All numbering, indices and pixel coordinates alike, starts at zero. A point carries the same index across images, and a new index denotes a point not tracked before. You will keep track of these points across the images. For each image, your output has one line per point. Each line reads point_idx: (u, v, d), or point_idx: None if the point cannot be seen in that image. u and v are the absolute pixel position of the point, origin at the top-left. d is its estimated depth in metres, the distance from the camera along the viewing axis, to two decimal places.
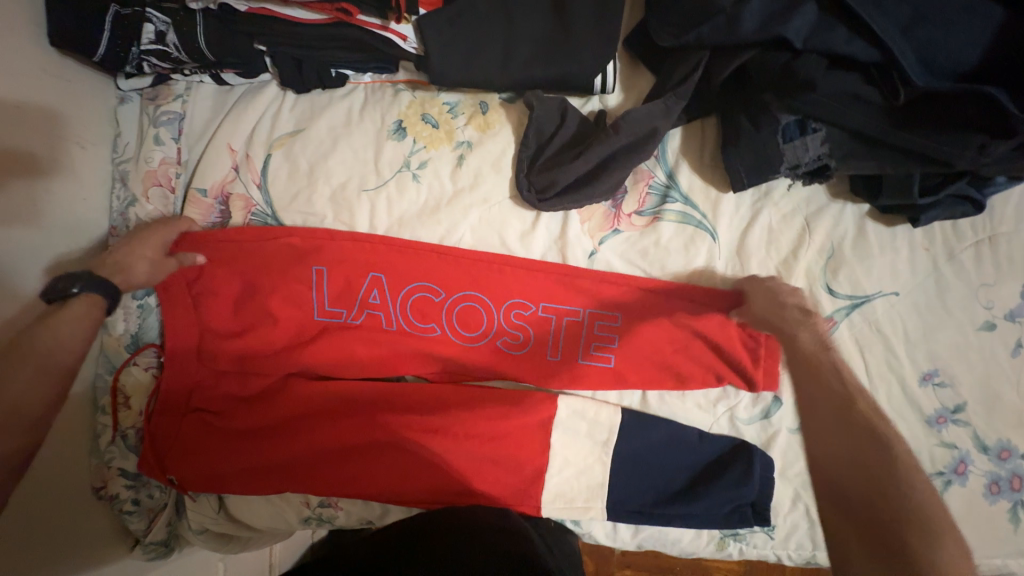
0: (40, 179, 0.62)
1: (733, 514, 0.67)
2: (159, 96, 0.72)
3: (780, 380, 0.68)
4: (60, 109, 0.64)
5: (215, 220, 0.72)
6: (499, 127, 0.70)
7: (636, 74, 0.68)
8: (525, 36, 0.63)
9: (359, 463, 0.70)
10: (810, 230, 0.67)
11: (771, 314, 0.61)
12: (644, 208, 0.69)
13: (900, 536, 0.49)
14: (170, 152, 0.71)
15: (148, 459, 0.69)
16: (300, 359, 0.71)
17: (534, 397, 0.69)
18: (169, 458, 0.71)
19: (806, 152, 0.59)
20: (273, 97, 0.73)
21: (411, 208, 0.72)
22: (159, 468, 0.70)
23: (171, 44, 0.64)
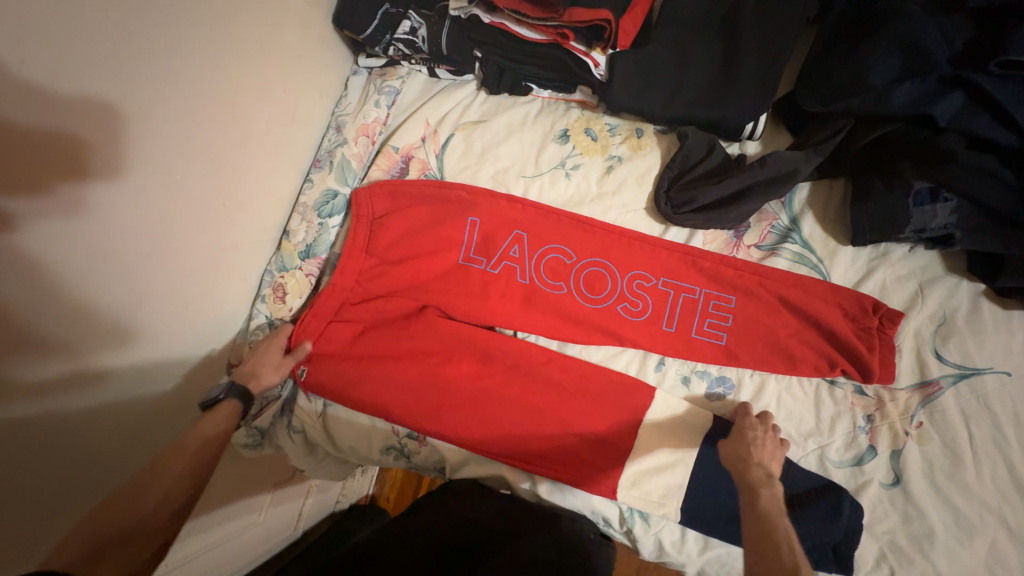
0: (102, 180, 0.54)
1: (813, 553, 0.67)
2: (387, 74, 0.91)
3: (877, 430, 0.69)
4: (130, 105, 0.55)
5: (395, 173, 0.88)
6: (650, 150, 0.83)
7: (777, 133, 0.80)
8: (692, 83, 0.77)
9: (463, 399, 0.78)
10: (923, 295, 0.72)
11: (743, 462, 0.67)
12: (762, 243, 0.78)
13: None
14: (381, 115, 0.89)
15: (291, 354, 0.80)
16: (436, 296, 0.82)
17: (631, 383, 0.76)
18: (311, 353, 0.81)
19: (933, 219, 0.66)
20: (469, 93, 0.91)
21: (557, 198, 0.84)
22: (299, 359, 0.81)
23: (420, 37, 0.84)
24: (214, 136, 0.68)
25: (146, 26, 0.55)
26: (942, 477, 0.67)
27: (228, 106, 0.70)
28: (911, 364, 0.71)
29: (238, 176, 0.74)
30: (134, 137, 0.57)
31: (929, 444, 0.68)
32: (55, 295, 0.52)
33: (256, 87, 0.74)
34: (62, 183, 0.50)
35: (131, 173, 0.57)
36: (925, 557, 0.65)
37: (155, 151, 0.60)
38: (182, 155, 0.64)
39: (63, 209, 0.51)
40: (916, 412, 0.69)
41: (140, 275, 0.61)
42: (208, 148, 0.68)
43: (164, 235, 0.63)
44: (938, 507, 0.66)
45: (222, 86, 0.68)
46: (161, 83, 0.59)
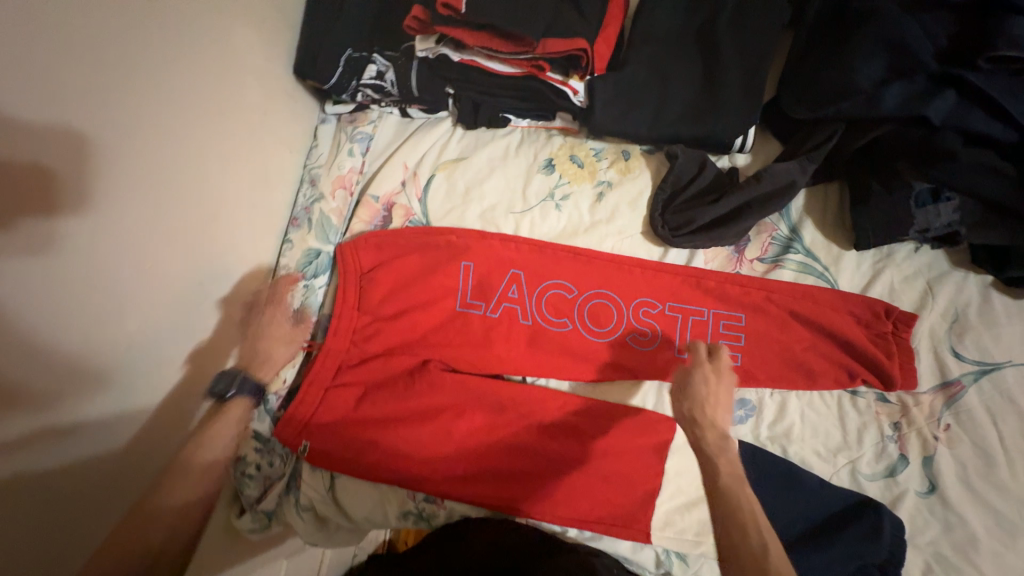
0: (61, 235, 0.49)
1: (859, 574, 0.64)
2: (357, 120, 0.87)
3: (905, 438, 0.68)
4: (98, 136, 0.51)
5: (378, 222, 0.84)
6: (639, 172, 0.80)
7: (766, 142, 0.78)
8: (676, 101, 0.75)
9: (478, 456, 0.74)
10: (933, 293, 0.71)
11: (697, 427, 0.61)
12: (765, 256, 0.76)
13: None
14: (357, 164, 0.86)
15: (290, 426, 0.76)
16: (438, 349, 0.79)
17: (652, 417, 0.73)
18: (312, 422, 0.77)
19: (937, 218, 0.64)
20: (445, 131, 0.87)
21: (550, 232, 0.81)
22: (299, 430, 0.76)
23: (388, 80, 0.80)
24: (173, 218, 0.63)
25: (99, 119, 0.51)
26: (977, 478, 0.65)
27: (187, 183, 0.64)
28: (931, 365, 0.69)
29: (210, 252, 0.70)
30: (87, 244, 0.52)
31: (960, 445, 0.66)
32: (47, 376, 0.50)
33: (218, 156, 0.69)
34: (15, 303, 0.45)
35: (95, 275, 0.53)
36: (972, 565, 0.63)
37: (122, 247, 0.56)
38: (142, 247, 0.58)
39: (27, 252, 0.46)
40: (943, 415, 0.68)
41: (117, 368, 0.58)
42: (168, 232, 0.62)
43: (134, 330, 0.59)
44: (978, 511, 0.64)
45: (178, 163, 0.62)
46: (110, 179, 0.53)
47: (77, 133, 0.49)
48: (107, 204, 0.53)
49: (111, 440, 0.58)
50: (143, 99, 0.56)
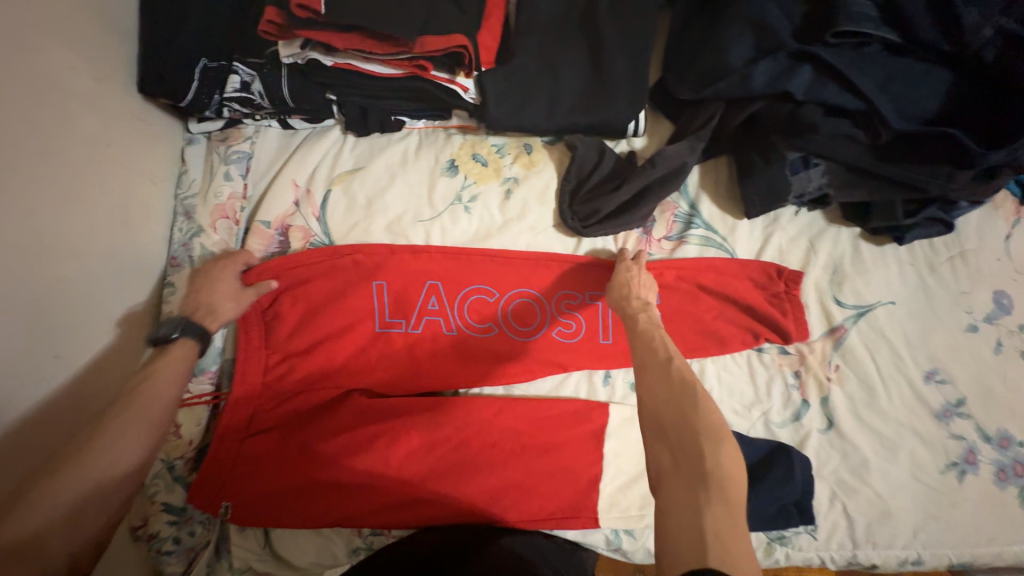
0: None
1: (780, 513, 0.72)
2: (229, 137, 0.78)
3: (805, 383, 0.75)
4: None
5: (275, 247, 0.76)
6: (543, 164, 0.79)
7: (658, 124, 0.80)
8: (568, 91, 0.74)
9: (419, 480, 0.71)
10: (815, 250, 0.78)
11: (624, 298, 0.69)
12: (671, 234, 0.79)
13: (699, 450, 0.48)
14: (237, 188, 0.76)
15: (203, 490, 0.68)
16: (361, 376, 0.75)
17: (587, 407, 0.75)
18: (229, 481, 0.69)
19: (810, 183, 0.71)
20: (335, 140, 0.80)
21: (463, 236, 0.78)
22: (217, 492, 0.69)
23: (256, 92, 0.72)
24: (8, 291, 0.53)
25: None
26: (863, 408, 0.74)
27: (16, 246, 0.55)
28: (819, 314, 0.77)
29: (64, 317, 0.61)
30: None
31: (848, 382, 0.75)
32: None
33: (51, 205, 0.59)
34: None
35: None
36: (865, 482, 0.72)
37: None
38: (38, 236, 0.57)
39: None
40: (833, 357, 0.76)
41: None
42: (4, 306, 0.53)
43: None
44: (866, 436, 0.73)
45: (19, 202, 0.55)
46: None
47: None
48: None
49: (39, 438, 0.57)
50: None
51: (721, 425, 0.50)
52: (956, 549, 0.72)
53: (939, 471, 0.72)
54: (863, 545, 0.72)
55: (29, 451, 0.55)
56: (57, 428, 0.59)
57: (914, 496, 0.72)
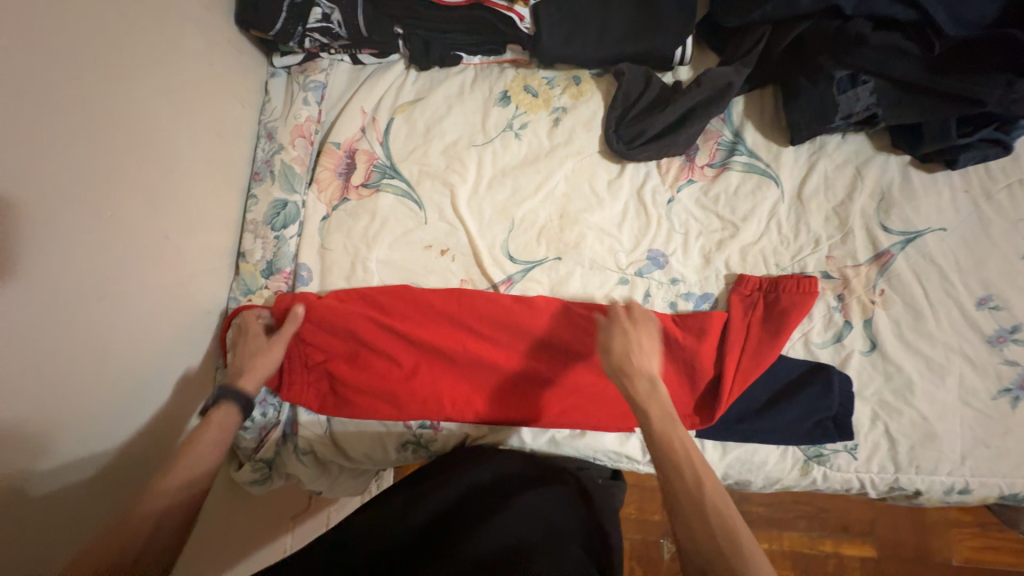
0: (54, 145, 0.54)
1: (817, 429, 0.72)
2: (308, 70, 0.87)
3: (849, 306, 0.75)
4: (86, 59, 0.58)
5: (342, 170, 0.85)
6: (591, 94, 0.84)
7: (704, 56, 0.83)
8: (617, 19, 0.79)
9: (482, 391, 0.76)
10: (862, 176, 0.78)
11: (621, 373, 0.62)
12: (714, 160, 0.82)
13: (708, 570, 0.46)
14: (314, 112, 0.85)
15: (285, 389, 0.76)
16: (403, 316, 0.77)
17: (630, 315, 0.78)
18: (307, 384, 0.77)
19: (857, 102, 0.71)
20: (399, 74, 0.88)
21: (513, 159, 0.84)
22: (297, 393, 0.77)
23: (335, 22, 0.80)
24: (132, 170, 0.64)
25: (95, 39, 0.59)
26: (910, 331, 0.74)
27: (139, 133, 0.65)
28: (865, 240, 0.77)
29: (176, 205, 0.71)
30: (87, 155, 0.58)
31: (894, 306, 0.75)
32: (70, 281, 0.56)
33: (169, 108, 0.69)
34: (38, 201, 0.52)
35: (83, 196, 0.57)
36: (909, 404, 0.72)
37: (99, 182, 0.59)
38: (155, 128, 0.67)
39: (51, 154, 0.54)
40: (878, 282, 0.76)
41: (102, 308, 0.60)
42: (128, 180, 0.63)
43: (119, 270, 0.62)
44: (912, 359, 0.73)
45: (143, 99, 0.65)
46: (105, 93, 0.60)
47: (58, 64, 0.54)
48: (64, 152, 0.55)
49: (142, 304, 0.65)
50: (72, 50, 0.56)
51: (723, 496, 0.50)
52: (1008, 477, 0.70)
53: (991, 396, 0.71)
54: (905, 468, 0.72)
55: (133, 326, 0.64)
56: (140, 351, 0.65)
57: (963, 421, 0.71)
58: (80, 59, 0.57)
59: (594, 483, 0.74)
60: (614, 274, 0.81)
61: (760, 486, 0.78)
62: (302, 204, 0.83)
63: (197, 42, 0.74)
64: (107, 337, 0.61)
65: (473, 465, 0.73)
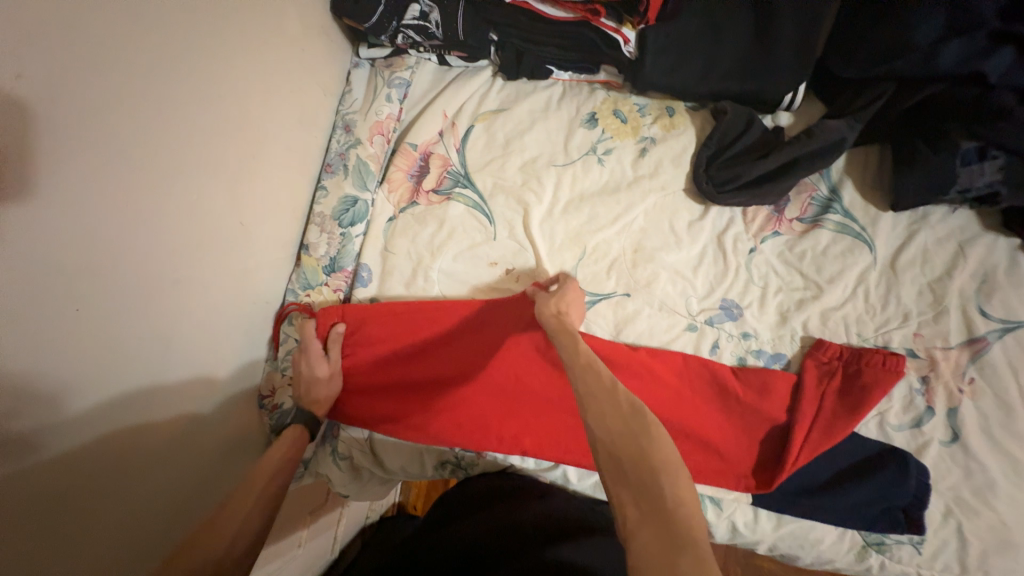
0: (148, 125, 0.53)
1: (882, 517, 0.68)
2: (394, 65, 0.85)
3: (933, 390, 0.71)
4: (185, 39, 0.56)
5: (414, 173, 0.83)
6: (683, 128, 0.80)
7: (809, 103, 0.79)
8: (726, 55, 0.74)
9: (527, 422, 0.73)
10: (964, 254, 0.73)
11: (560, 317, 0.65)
12: (804, 216, 0.78)
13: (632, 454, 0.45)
14: (394, 110, 0.83)
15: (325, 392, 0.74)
16: (453, 331, 0.75)
17: (696, 365, 0.74)
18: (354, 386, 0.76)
19: (980, 177, 0.66)
20: (485, 81, 0.85)
21: (592, 185, 0.80)
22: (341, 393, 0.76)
23: (433, 22, 0.78)
24: (218, 154, 0.63)
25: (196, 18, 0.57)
26: (997, 428, 0.69)
27: (230, 118, 0.64)
28: (959, 322, 0.72)
29: (250, 191, 0.69)
30: (177, 137, 0.57)
31: (983, 398, 0.70)
32: (147, 265, 0.54)
33: (257, 95, 0.68)
34: (124, 182, 0.51)
35: (168, 180, 0.56)
36: (986, 505, 0.67)
37: (185, 166, 0.58)
38: (243, 113, 0.66)
39: (145, 135, 0.53)
40: (968, 368, 0.71)
41: (172, 292, 0.58)
42: (213, 165, 0.62)
43: (193, 255, 0.61)
44: (997, 458, 0.68)
45: (237, 84, 0.65)
46: (201, 76, 0.59)
47: (158, 43, 0.53)
48: (156, 134, 0.54)
49: (208, 290, 0.64)
50: (175, 30, 0.55)
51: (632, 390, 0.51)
52: None
53: None
54: (973, 572, 0.67)
55: (198, 314, 0.63)
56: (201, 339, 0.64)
57: None
58: (179, 40, 0.55)
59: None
60: (683, 320, 0.77)
61: (807, 562, 0.74)
62: (372, 203, 0.81)
63: (290, 27, 0.73)
64: (174, 323, 0.59)
65: (510, 500, 0.73)
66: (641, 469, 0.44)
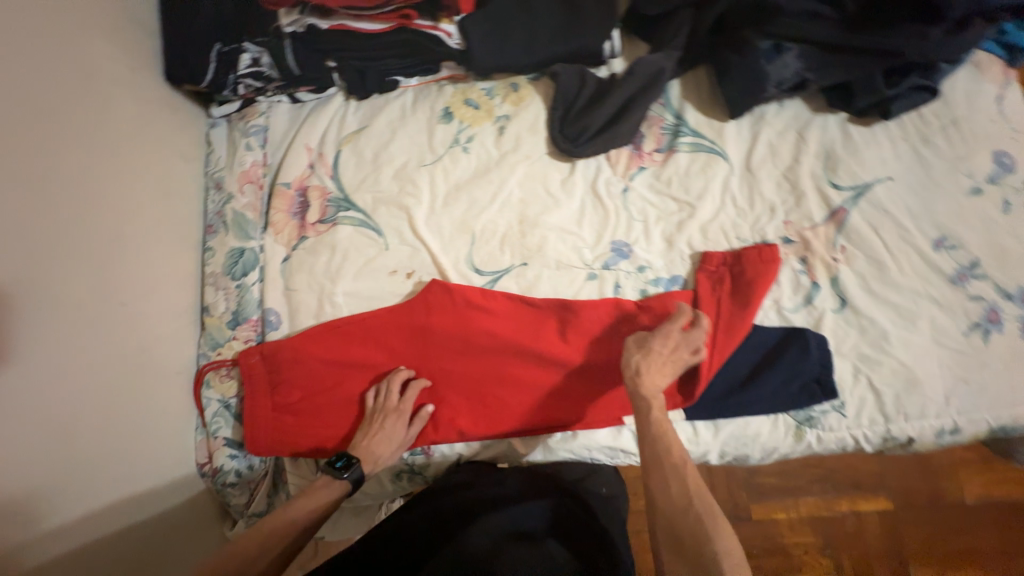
0: None
1: (802, 393, 0.72)
2: (247, 115, 0.87)
3: (813, 267, 0.76)
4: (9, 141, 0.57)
5: (296, 210, 0.84)
6: (531, 99, 0.85)
7: (634, 46, 0.85)
8: (545, 23, 0.80)
9: (462, 406, 0.76)
10: (805, 139, 0.80)
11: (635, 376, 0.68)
12: (661, 146, 0.83)
13: (688, 541, 0.58)
14: (258, 156, 0.85)
15: (256, 434, 0.74)
16: (375, 339, 0.77)
17: (606, 310, 0.77)
18: (281, 425, 0.74)
19: (786, 69, 0.74)
20: (339, 106, 0.88)
21: (464, 174, 0.84)
22: (266, 436, 0.74)
23: (265, 65, 0.81)
24: (76, 244, 0.64)
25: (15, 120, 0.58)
26: (876, 283, 0.75)
27: (82, 207, 0.65)
28: (817, 200, 0.78)
29: (125, 270, 0.70)
30: (24, 237, 0.57)
31: (857, 261, 0.76)
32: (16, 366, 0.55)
33: (108, 178, 0.69)
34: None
35: (23, 280, 0.56)
36: (885, 353, 0.73)
37: (40, 263, 0.59)
38: (95, 199, 0.67)
39: None
40: (837, 239, 0.77)
41: (54, 387, 0.59)
42: (74, 256, 0.63)
43: (73, 347, 0.62)
44: (882, 310, 0.74)
45: (82, 173, 0.66)
46: (37, 173, 0.60)
47: None
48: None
49: (97, 376, 0.64)
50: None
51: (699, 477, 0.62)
52: (991, 411, 0.71)
53: (963, 332, 0.72)
54: (895, 418, 0.73)
55: (90, 402, 0.63)
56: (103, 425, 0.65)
57: (940, 362, 0.72)
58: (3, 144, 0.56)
59: (597, 494, 0.78)
60: (582, 271, 0.81)
61: (758, 459, 0.78)
62: (260, 249, 0.82)
63: (128, 105, 0.74)
64: (64, 416, 0.60)
65: (454, 491, 0.73)
66: (696, 554, 0.56)
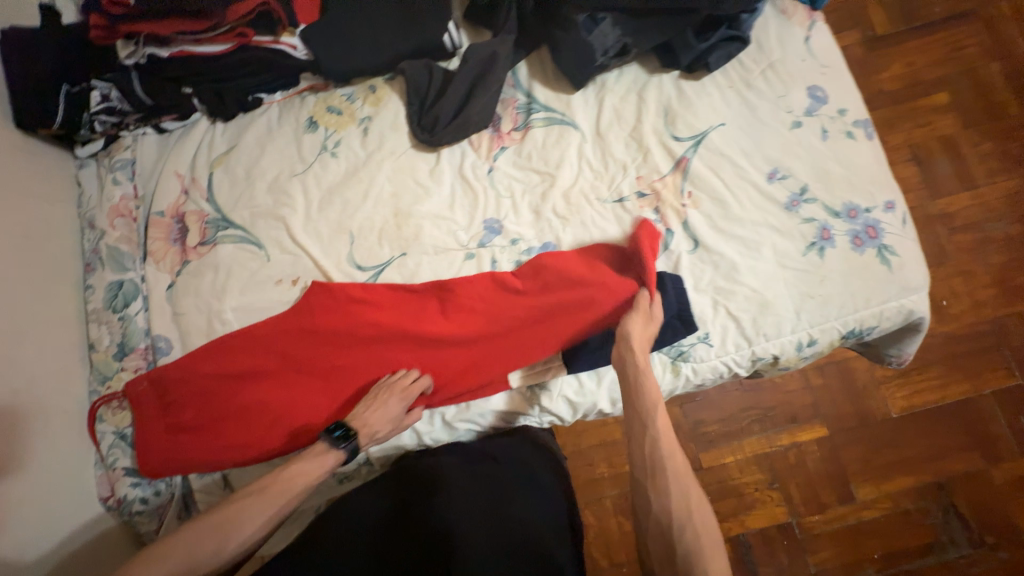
0: None
1: (667, 331, 0.78)
2: (112, 151, 0.89)
3: (665, 215, 0.82)
4: None
5: (175, 236, 0.85)
6: (388, 98, 0.88)
7: (479, 35, 0.91)
8: (384, 25, 0.85)
9: (358, 397, 0.79)
10: (645, 99, 0.86)
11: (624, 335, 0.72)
12: (517, 124, 0.88)
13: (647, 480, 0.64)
14: (128, 189, 0.87)
15: (153, 460, 0.75)
16: (263, 347, 0.79)
17: (481, 286, 0.80)
18: (178, 447, 0.75)
19: (606, 38, 0.82)
20: (205, 130, 0.90)
21: (335, 177, 0.87)
22: (165, 460, 0.75)
23: (115, 99, 0.84)
24: None
25: None
26: (722, 221, 0.81)
27: None
28: (663, 153, 0.84)
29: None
30: None
31: (703, 203, 0.82)
32: None
33: None
34: None
35: None
36: (737, 282, 0.79)
37: None
38: None
39: None
40: (684, 186, 0.83)
41: None
42: None
43: None
44: (730, 243, 0.80)
45: None
46: None
47: None
48: None
49: None
50: None
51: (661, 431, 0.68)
52: (838, 318, 0.78)
53: (802, 253, 0.79)
54: (756, 339, 0.79)
55: None
56: None
57: (787, 282, 0.79)
58: None
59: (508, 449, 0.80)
60: (460, 252, 0.84)
61: None
62: (140, 279, 0.84)
63: None
64: None
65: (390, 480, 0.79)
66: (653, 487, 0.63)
